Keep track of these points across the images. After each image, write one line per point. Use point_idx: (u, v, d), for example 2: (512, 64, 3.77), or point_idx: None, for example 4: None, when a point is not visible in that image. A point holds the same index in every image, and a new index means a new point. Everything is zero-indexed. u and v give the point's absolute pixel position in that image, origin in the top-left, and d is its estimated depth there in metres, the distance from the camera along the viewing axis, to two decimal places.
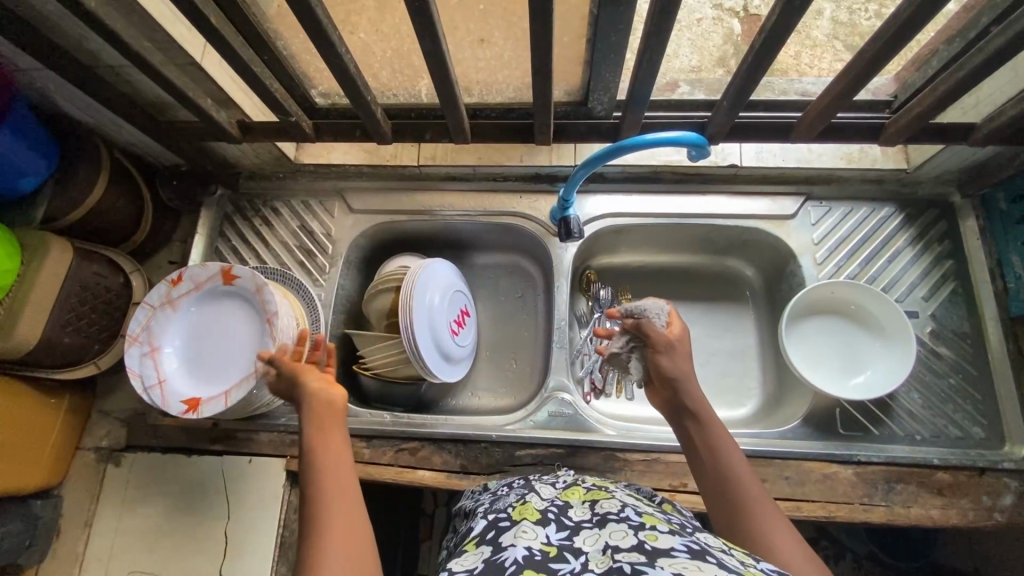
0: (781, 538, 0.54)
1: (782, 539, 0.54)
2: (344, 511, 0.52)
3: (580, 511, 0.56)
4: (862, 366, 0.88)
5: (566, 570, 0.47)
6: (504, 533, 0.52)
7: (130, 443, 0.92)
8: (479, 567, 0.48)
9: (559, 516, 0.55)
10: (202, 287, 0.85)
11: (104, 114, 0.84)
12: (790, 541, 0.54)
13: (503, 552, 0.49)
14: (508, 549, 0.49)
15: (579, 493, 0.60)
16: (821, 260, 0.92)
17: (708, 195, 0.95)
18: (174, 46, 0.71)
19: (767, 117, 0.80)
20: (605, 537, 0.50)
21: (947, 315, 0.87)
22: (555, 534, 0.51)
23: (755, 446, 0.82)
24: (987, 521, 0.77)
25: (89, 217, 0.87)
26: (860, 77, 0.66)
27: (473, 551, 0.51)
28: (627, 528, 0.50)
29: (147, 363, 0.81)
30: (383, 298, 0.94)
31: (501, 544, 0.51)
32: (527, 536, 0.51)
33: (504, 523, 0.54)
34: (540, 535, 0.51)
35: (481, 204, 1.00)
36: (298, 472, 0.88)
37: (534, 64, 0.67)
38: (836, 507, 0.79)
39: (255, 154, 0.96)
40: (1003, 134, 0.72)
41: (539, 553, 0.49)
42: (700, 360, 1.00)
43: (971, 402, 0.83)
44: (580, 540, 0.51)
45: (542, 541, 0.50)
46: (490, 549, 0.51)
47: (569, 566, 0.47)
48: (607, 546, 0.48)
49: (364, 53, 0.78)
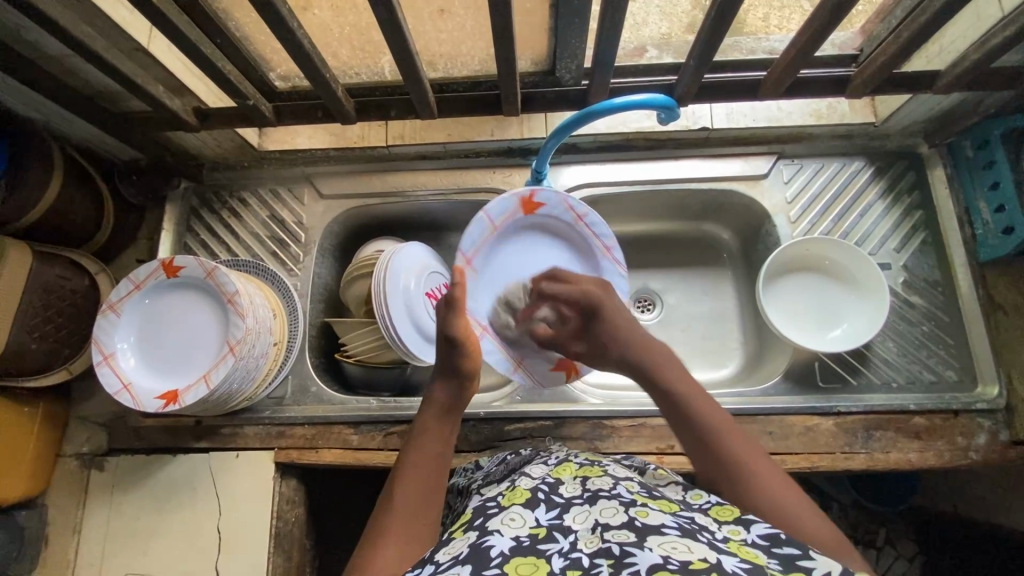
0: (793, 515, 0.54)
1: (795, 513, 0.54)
2: (409, 510, 0.60)
3: (570, 487, 0.57)
4: (838, 320, 0.89)
5: (555, 549, 0.48)
6: (492, 519, 0.53)
7: (113, 447, 0.90)
8: (465, 553, 0.49)
9: (550, 494, 0.56)
10: (146, 286, 0.82)
11: (51, 107, 0.80)
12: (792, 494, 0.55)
13: (488, 537, 0.50)
14: (493, 537, 0.50)
15: (571, 469, 0.61)
16: (795, 218, 0.92)
17: (683, 159, 0.95)
18: (117, 31, 0.67)
19: (735, 76, 0.79)
20: (595, 514, 0.51)
21: (919, 264, 0.89)
22: (545, 516, 0.52)
23: (739, 404, 0.84)
24: (963, 461, 0.80)
25: (46, 219, 0.84)
26: (823, 31, 0.65)
27: (461, 538, 0.52)
28: (618, 504, 0.51)
29: (108, 370, 0.79)
30: (361, 284, 0.94)
31: (487, 530, 0.52)
32: (515, 525, 0.51)
33: (493, 510, 0.55)
34: (528, 521, 0.52)
35: (453, 182, 0.98)
36: (287, 463, 0.88)
37: (495, 31, 0.65)
38: (819, 457, 0.81)
39: (217, 143, 0.93)
40: (966, 80, 0.72)
41: (527, 538, 0.50)
42: (682, 326, 1.01)
43: (943, 348, 0.86)
44: (570, 518, 0.52)
45: (531, 527, 0.51)
46: (477, 535, 0.51)
47: (558, 546, 0.48)
48: (596, 524, 0.49)
49: (321, 31, 0.76)
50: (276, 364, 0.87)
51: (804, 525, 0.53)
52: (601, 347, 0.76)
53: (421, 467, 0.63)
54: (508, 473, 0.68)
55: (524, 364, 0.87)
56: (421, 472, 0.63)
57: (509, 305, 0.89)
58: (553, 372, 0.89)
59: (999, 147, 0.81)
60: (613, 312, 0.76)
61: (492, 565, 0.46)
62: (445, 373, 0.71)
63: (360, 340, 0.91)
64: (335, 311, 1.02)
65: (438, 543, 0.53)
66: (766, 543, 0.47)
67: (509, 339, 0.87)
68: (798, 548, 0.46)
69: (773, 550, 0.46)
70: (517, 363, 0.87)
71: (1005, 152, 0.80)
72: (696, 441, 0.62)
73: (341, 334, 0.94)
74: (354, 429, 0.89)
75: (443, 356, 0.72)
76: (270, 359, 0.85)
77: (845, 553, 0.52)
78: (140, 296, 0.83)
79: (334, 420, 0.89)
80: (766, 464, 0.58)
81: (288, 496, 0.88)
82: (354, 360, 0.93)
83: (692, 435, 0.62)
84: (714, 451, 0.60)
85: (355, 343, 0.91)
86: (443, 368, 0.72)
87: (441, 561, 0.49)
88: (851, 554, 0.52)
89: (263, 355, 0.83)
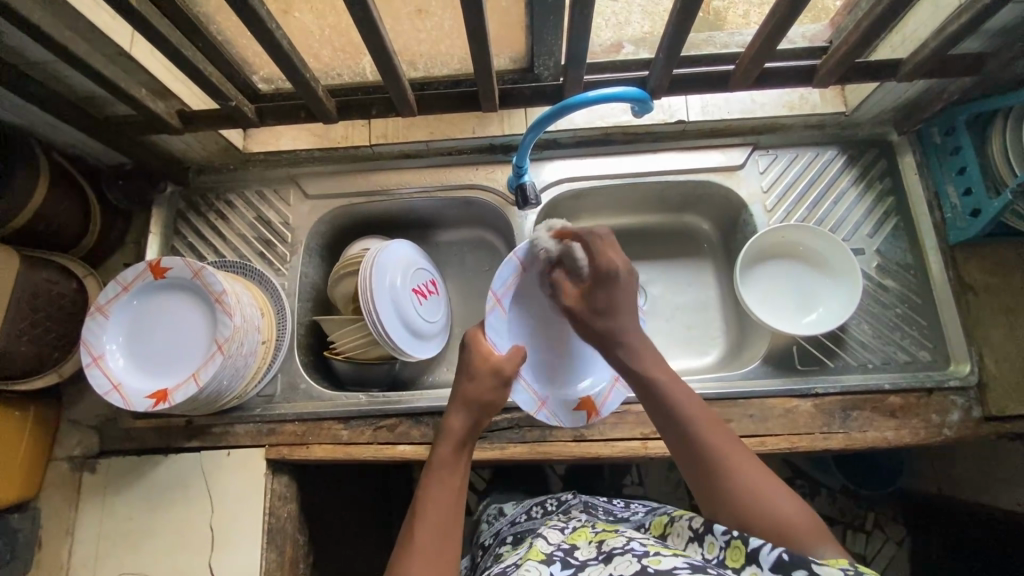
0: (784, 511, 0.57)
1: (785, 510, 0.57)
2: (432, 535, 0.61)
3: (585, 552, 0.63)
4: (814, 305, 0.92)
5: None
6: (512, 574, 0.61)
7: (104, 449, 0.91)
8: None
9: (565, 557, 0.63)
10: (134, 288, 0.83)
11: (35, 112, 0.81)
12: (770, 488, 0.58)
13: None
14: None
15: (586, 535, 0.68)
16: (771, 207, 0.95)
17: (662, 152, 0.97)
18: (98, 35, 0.68)
19: (707, 69, 0.81)
20: (609, 568, 0.56)
21: (891, 249, 0.91)
22: (559, 570, 0.60)
23: (719, 389, 0.86)
24: (938, 437, 0.82)
25: (33, 223, 0.84)
26: (785, 22, 0.67)
27: None
28: (631, 557, 0.56)
29: (96, 371, 0.79)
30: (348, 281, 0.95)
31: None
32: (531, 572, 0.59)
33: (514, 566, 0.63)
34: (543, 572, 0.59)
35: (437, 180, 1.00)
36: (279, 460, 0.89)
37: (469, 30, 0.67)
38: (798, 438, 0.83)
39: (202, 146, 0.95)
40: (926, 67, 0.74)
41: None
42: (665, 315, 1.04)
43: (916, 328, 0.88)
44: (585, 574, 0.58)
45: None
46: None
47: None
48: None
49: (302, 34, 0.78)
50: (265, 362, 0.89)
51: (789, 521, 0.56)
52: (601, 309, 0.75)
53: (440, 488, 0.66)
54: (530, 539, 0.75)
55: (548, 407, 0.85)
56: (440, 498, 0.65)
57: (535, 345, 0.88)
58: (575, 412, 0.86)
59: (964, 132, 0.83)
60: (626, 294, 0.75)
61: None
62: (468, 405, 0.73)
63: (348, 338, 0.93)
64: (324, 310, 1.03)
65: None
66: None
67: (532, 374, 0.86)
68: (802, 571, 0.50)
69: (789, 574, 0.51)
70: (541, 402, 0.85)
71: (970, 137, 0.83)
72: (672, 427, 0.65)
73: (330, 331, 0.95)
74: (344, 424, 0.90)
75: (462, 388, 0.75)
76: (258, 357, 0.87)
77: (820, 541, 0.55)
78: (129, 297, 0.83)
79: (323, 417, 0.90)
80: (750, 468, 0.60)
81: (280, 492, 0.89)
82: (342, 357, 0.94)
83: (668, 422, 0.65)
84: (692, 444, 0.62)
85: (342, 339, 0.93)
86: (467, 399, 0.74)
87: None
88: (825, 544, 0.54)
89: (252, 352, 0.84)
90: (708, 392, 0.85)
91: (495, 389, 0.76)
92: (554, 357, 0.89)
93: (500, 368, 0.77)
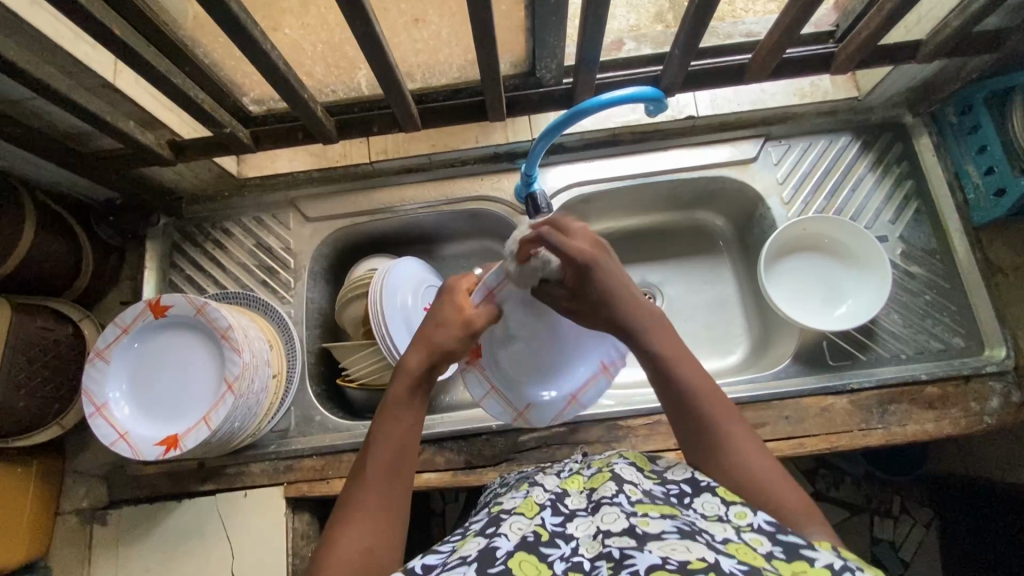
0: (780, 494, 0.52)
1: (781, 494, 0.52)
2: (374, 500, 0.54)
3: (577, 499, 0.53)
4: (843, 298, 0.89)
5: (556, 554, 0.45)
6: (498, 523, 0.51)
7: (113, 499, 0.87)
8: (468, 556, 0.46)
9: (555, 503, 0.53)
10: (133, 329, 0.79)
11: (18, 152, 0.76)
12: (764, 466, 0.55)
13: (491, 540, 0.48)
14: (499, 537, 0.48)
15: (579, 481, 0.57)
16: (788, 199, 0.92)
17: (672, 149, 0.94)
18: (80, 68, 0.64)
19: (718, 62, 0.78)
20: (597, 521, 0.47)
21: (914, 234, 0.89)
22: (550, 519, 0.50)
23: (752, 391, 0.83)
24: (979, 426, 0.80)
25: (24, 267, 0.80)
26: (805, 11, 0.64)
27: (469, 542, 0.49)
28: (619, 511, 0.47)
29: (99, 421, 0.75)
30: (357, 304, 0.92)
31: (493, 533, 0.49)
32: (519, 525, 0.49)
33: (502, 515, 0.52)
34: (533, 521, 0.50)
35: (441, 194, 0.96)
36: (300, 497, 0.85)
37: (476, 37, 0.63)
38: (837, 437, 0.81)
39: (195, 174, 0.90)
40: (949, 46, 0.72)
41: (532, 537, 0.47)
42: (684, 316, 1.01)
43: (948, 314, 0.86)
44: (573, 527, 0.48)
45: (536, 526, 0.49)
46: (483, 539, 0.49)
47: (560, 550, 0.45)
48: (598, 530, 0.45)
49: (295, 51, 0.74)
50: (278, 398, 0.85)
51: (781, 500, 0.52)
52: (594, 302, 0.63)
53: (385, 443, 0.57)
54: (522, 481, 0.66)
55: (582, 398, 0.79)
56: (384, 460, 0.56)
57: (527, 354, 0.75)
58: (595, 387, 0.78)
59: (983, 111, 0.80)
60: (607, 274, 0.62)
61: (497, 562, 0.44)
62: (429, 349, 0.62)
63: (362, 363, 0.89)
64: (333, 336, 0.99)
65: (444, 546, 0.49)
66: (774, 526, 0.46)
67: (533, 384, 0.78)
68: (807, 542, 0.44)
69: (778, 536, 0.45)
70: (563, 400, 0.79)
71: (989, 116, 0.80)
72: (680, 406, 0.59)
73: (341, 358, 0.91)
74: None
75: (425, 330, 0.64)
76: (271, 393, 0.83)
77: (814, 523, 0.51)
78: (129, 339, 0.79)
79: (343, 449, 0.86)
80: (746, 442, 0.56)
81: (303, 530, 0.85)
82: (356, 384, 0.90)
83: (671, 399, 0.60)
84: (695, 421, 0.58)
85: (356, 366, 0.89)
86: (431, 344, 0.62)
87: (446, 561, 0.46)
88: (823, 527, 0.51)
89: (263, 388, 0.80)
90: (742, 396, 0.83)
91: (460, 339, 0.63)
92: (554, 354, 0.76)
93: (472, 319, 0.64)
